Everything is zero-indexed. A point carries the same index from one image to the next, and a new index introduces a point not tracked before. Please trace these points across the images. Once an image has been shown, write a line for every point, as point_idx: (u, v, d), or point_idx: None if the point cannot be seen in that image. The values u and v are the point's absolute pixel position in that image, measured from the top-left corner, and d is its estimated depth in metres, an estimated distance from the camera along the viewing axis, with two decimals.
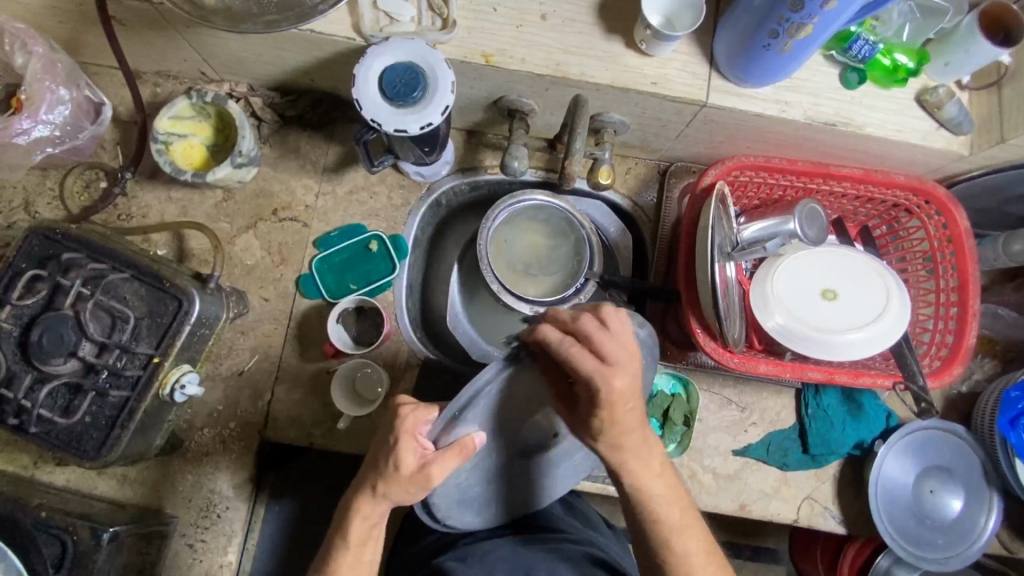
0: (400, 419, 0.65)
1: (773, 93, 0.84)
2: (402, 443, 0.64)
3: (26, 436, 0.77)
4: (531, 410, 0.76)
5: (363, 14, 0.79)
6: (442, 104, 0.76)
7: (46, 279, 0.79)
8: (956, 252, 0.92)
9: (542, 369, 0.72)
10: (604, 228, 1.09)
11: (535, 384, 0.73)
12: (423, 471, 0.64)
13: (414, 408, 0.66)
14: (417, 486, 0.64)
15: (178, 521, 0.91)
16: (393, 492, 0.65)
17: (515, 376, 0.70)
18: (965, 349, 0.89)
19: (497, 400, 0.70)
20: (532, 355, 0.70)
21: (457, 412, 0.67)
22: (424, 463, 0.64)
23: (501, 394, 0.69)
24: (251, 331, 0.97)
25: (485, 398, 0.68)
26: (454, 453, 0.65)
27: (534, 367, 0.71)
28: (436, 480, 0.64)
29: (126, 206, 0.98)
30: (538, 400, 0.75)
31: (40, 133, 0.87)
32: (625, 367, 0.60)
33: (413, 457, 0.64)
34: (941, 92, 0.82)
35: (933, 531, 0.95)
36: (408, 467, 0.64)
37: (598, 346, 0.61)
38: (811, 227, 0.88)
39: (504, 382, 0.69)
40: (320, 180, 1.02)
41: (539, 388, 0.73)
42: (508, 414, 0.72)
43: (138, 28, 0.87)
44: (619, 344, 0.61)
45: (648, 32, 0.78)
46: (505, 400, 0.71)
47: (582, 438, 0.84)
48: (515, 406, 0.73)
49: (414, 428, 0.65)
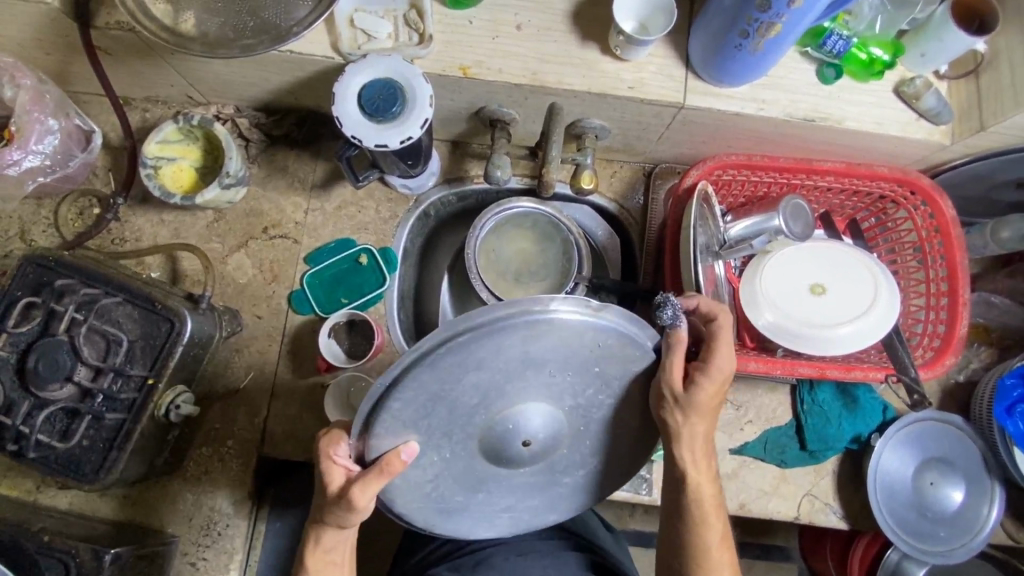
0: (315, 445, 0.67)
1: (751, 91, 0.84)
2: (319, 467, 0.66)
3: (25, 461, 0.79)
4: (481, 413, 0.63)
5: (341, 34, 0.81)
6: (422, 118, 0.77)
7: (41, 306, 0.80)
8: (944, 241, 0.91)
9: (468, 375, 0.60)
10: (592, 232, 1.10)
11: (467, 391, 0.61)
12: (344, 494, 0.64)
13: (329, 432, 0.67)
14: (343, 508, 0.65)
15: (180, 540, 0.92)
16: (327, 515, 0.68)
17: (447, 368, 0.58)
18: (956, 338, 0.88)
19: (425, 394, 0.60)
20: (465, 345, 0.57)
21: (365, 426, 0.62)
22: (345, 487, 0.65)
23: (431, 389, 0.60)
24: (246, 349, 0.98)
25: (403, 390, 0.59)
26: (375, 476, 0.62)
27: (447, 374, 0.59)
28: (358, 503, 0.63)
29: (119, 231, 1.00)
30: (480, 406, 0.63)
31: (30, 163, 0.89)
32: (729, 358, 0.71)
33: (336, 479, 0.65)
34: (918, 83, 0.83)
35: (935, 523, 0.95)
36: (332, 490, 0.66)
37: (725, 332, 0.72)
38: (797, 223, 0.89)
39: (411, 392, 0.60)
40: (309, 197, 1.03)
41: (473, 391, 0.61)
42: (453, 410, 0.63)
43: (124, 56, 0.88)
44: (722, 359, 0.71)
45: (621, 37, 0.79)
46: (439, 395, 0.61)
47: (573, 444, 0.72)
48: (461, 403, 0.62)
49: (332, 451, 0.66)
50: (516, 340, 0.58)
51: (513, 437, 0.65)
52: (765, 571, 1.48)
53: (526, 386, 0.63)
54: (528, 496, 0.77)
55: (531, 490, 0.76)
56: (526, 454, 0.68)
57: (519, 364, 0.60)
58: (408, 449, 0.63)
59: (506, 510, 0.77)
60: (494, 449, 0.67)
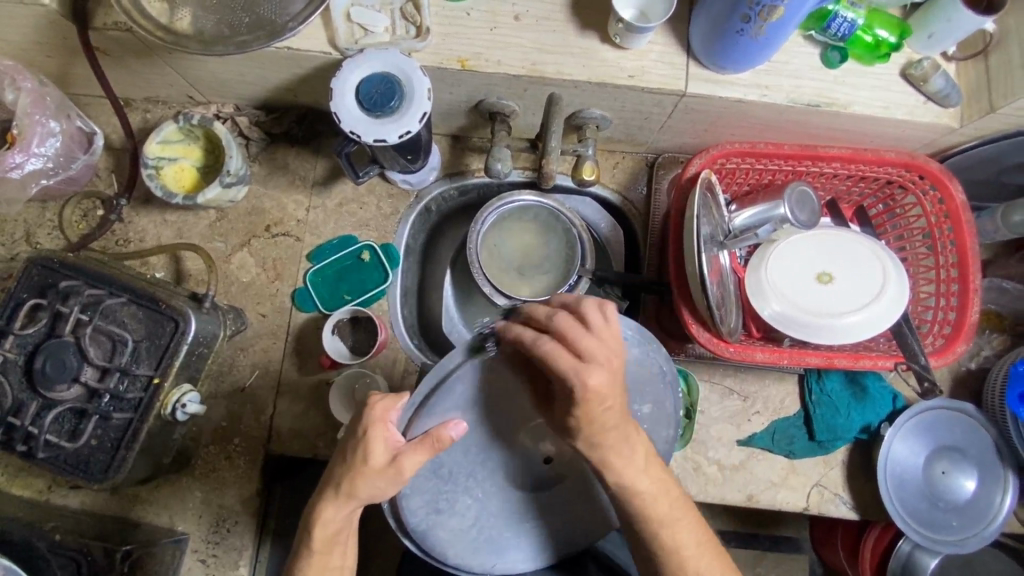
0: (369, 410, 0.65)
1: (753, 77, 0.83)
2: (370, 434, 0.64)
3: (35, 461, 0.79)
4: (508, 426, 0.71)
5: (337, 28, 0.80)
6: (420, 111, 0.77)
7: (47, 308, 0.81)
8: (954, 226, 0.90)
9: (496, 384, 0.69)
10: (596, 224, 1.08)
11: (495, 400, 0.69)
12: (392, 462, 0.63)
13: (383, 397, 0.66)
14: (386, 479, 0.64)
15: (191, 538, 0.93)
16: (360, 488, 0.64)
17: (475, 380, 0.68)
18: (968, 325, 0.86)
19: (457, 409, 0.68)
20: (492, 358, 0.68)
21: (406, 427, 0.66)
22: (395, 455, 0.64)
23: (462, 404, 0.68)
24: (251, 347, 0.98)
25: (439, 403, 0.67)
26: (426, 447, 0.64)
27: (480, 381, 0.68)
28: (408, 472, 0.64)
29: (123, 231, 1.00)
30: (504, 419, 0.71)
31: (33, 166, 0.90)
32: (602, 366, 0.64)
33: (381, 448, 0.64)
34: (925, 65, 0.81)
35: (947, 513, 0.93)
36: (376, 459, 0.64)
37: (573, 342, 0.64)
38: (803, 210, 0.89)
39: (448, 397, 0.67)
40: (310, 195, 1.03)
41: (501, 401, 0.70)
42: (482, 427, 0.70)
43: (122, 56, 0.88)
44: (599, 340, 0.65)
45: (620, 25, 0.78)
46: (468, 411, 0.69)
47: (590, 465, 0.77)
48: (488, 418, 0.70)
49: (384, 416, 0.65)
50: (532, 350, 0.70)
51: (534, 452, 0.73)
52: (776, 563, 1.47)
53: (543, 402, 0.72)
54: (553, 522, 0.76)
55: (556, 519, 0.76)
56: (547, 473, 0.75)
57: (536, 378, 0.71)
58: (456, 425, 0.64)
59: (539, 547, 0.76)
60: (521, 469, 0.73)
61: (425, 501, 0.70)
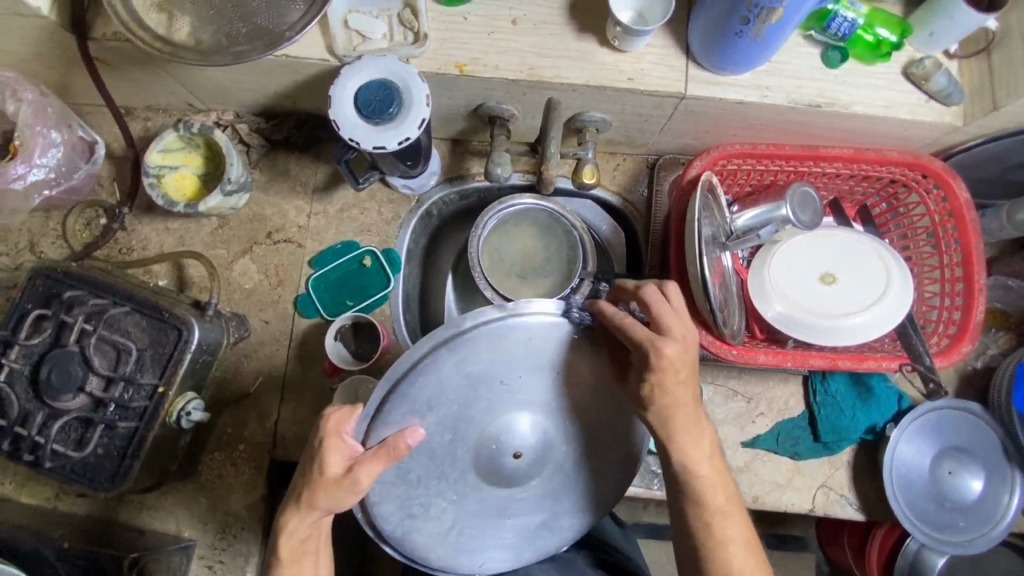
0: (323, 422, 0.64)
1: (753, 78, 0.82)
2: (325, 445, 0.63)
3: (42, 471, 0.80)
4: (472, 421, 0.67)
5: (336, 36, 0.80)
6: (419, 118, 0.77)
7: (51, 318, 0.81)
8: (958, 225, 0.89)
9: (451, 381, 0.65)
10: (597, 227, 1.09)
11: (454, 398, 0.66)
12: (348, 474, 0.63)
13: (338, 408, 0.65)
14: (345, 489, 0.63)
15: (198, 544, 0.93)
16: (319, 498, 0.64)
17: (432, 380, 0.64)
18: (973, 324, 0.86)
19: (415, 414, 0.65)
20: (445, 357, 0.64)
21: (366, 430, 0.64)
22: (350, 466, 0.63)
23: (418, 408, 0.65)
24: (254, 354, 0.99)
25: (394, 409, 0.64)
26: (382, 456, 0.62)
27: (433, 379, 0.64)
28: (365, 483, 0.63)
29: (126, 240, 1.01)
30: (467, 413, 0.67)
31: (35, 177, 0.90)
32: (677, 339, 0.66)
33: (338, 459, 0.63)
34: (926, 63, 0.80)
35: (954, 513, 0.93)
36: (333, 469, 0.63)
37: (655, 314, 0.68)
38: (805, 211, 0.88)
39: (403, 399, 0.64)
40: (311, 201, 1.03)
41: (461, 397, 0.66)
42: (444, 428, 0.67)
43: (122, 66, 0.89)
44: (677, 318, 0.68)
45: (619, 29, 0.78)
46: (426, 414, 0.65)
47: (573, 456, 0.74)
48: (449, 418, 0.66)
49: (339, 428, 0.64)
50: (490, 348, 0.65)
51: (505, 450, 0.68)
52: (782, 561, 1.47)
53: (507, 397, 0.67)
54: (532, 512, 0.76)
55: (535, 507, 0.75)
56: (522, 469, 0.70)
57: (497, 370, 0.66)
58: (412, 433, 0.63)
59: (518, 543, 0.77)
60: (494, 469, 0.70)
61: (397, 507, 0.70)
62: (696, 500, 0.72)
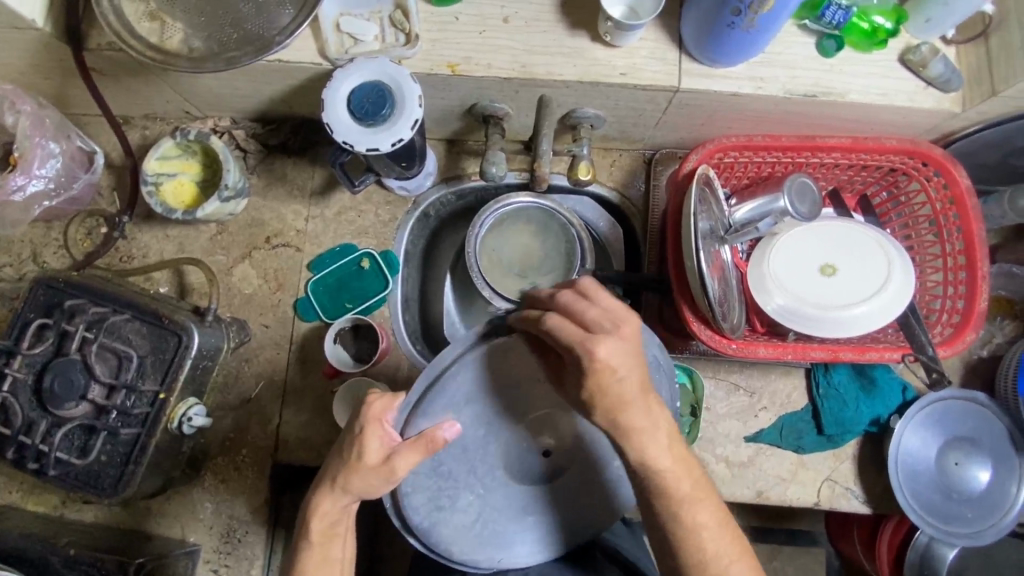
0: (366, 407, 0.65)
1: (747, 70, 0.82)
2: (366, 431, 0.64)
3: (47, 479, 0.81)
4: (507, 418, 0.72)
5: (327, 39, 0.80)
6: (411, 118, 0.77)
7: (53, 327, 0.82)
8: (959, 213, 0.87)
9: (488, 378, 0.70)
10: (594, 224, 1.08)
11: (491, 394, 0.71)
12: (386, 461, 0.63)
13: (382, 395, 0.66)
14: (379, 476, 0.64)
15: (202, 548, 0.94)
16: (354, 482, 0.64)
17: (470, 376, 0.70)
18: (977, 313, 0.84)
19: (451, 408, 0.69)
20: (485, 355, 0.70)
21: (408, 413, 0.68)
22: (388, 454, 0.64)
23: (457, 403, 0.70)
24: (256, 358, 0.99)
25: (433, 401, 0.68)
26: (419, 447, 0.64)
27: (473, 376, 0.70)
28: (400, 472, 0.64)
29: (126, 248, 1.01)
30: (502, 412, 0.72)
31: (35, 188, 0.91)
32: (607, 335, 0.62)
33: (377, 444, 0.64)
34: (923, 50, 0.80)
35: (962, 505, 0.92)
36: (370, 456, 0.64)
37: (579, 314, 0.63)
38: (804, 202, 0.86)
39: (445, 389, 0.69)
40: (309, 205, 1.03)
41: (496, 395, 0.71)
42: (478, 422, 0.71)
43: (118, 75, 0.89)
44: (605, 311, 0.63)
45: (609, 24, 0.77)
46: (463, 408, 0.70)
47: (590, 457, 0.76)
48: (485, 415, 0.71)
49: (381, 414, 0.65)
50: (525, 349, 0.72)
51: (531, 447, 0.74)
52: (791, 556, 1.46)
53: (538, 395, 0.73)
54: (559, 507, 0.75)
55: (560, 503, 0.75)
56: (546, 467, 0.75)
57: (530, 371, 0.72)
58: (449, 426, 0.65)
59: (545, 538, 0.75)
60: (523, 466, 0.74)
61: (426, 498, 0.70)
62: (668, 495, 0.66)
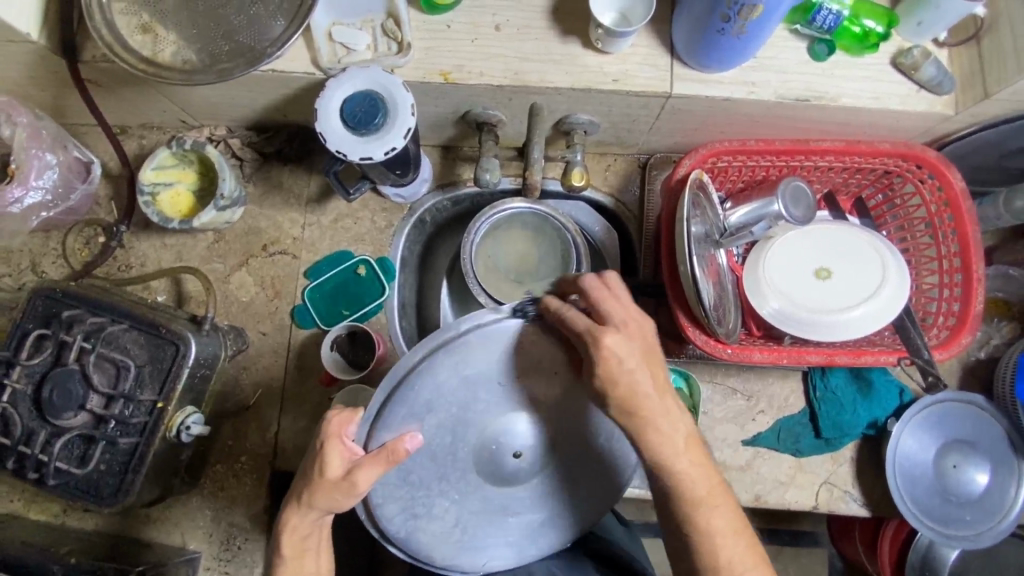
0: (325, 425, 0.65)
1: (739, 75, 0.82)
2: (326, 448, 0.64)
3: (46, 488, 0.82)
4: (475, 420, 0.69)
5: (320, 49, 0.81)
6: (405, 127, 0.77)
7: (51, 337, 0.82)
8: (954, 215, 0.87)
9: (450, 383, 0.67)
10: (589, 228, 1.07)
11: (453, 399, 0.68)
12: (347, 476, 0.63)
13: (341, 411, 0.65)
14: (342, 492, 0.64)
15: (202, 555, 0.95)
16: (319, 498, 0.64)
17: (429, 383, 0.66)
18: (973, 315, 0.84)
19: (414, 418, 0.67)
20: (442, 360, 0.66)
21: (370, 426, 0.66)
22: (350, 468, 0.64)
23: (418, 412, 0.67)
24: (253, 365, 1.00)
25: (394, 413, 0.66)
26: (380, 460, 0.63)
27: (433, 382, 0.66)
28: (362, 487, 0.63)
29: (124, 257, 1.02)
30: (469, 414, 0.69)
31: (33, 200, 0.92)
32: (623, 327, 0.64)
33: (340, 461, 0.64)
34: (915, 53, 0.79)
35: (960, 508, 0.91)
36: (333, 471, 0.64)
37: (598, 304, 0.66)
38: (798, 207, 0.85)
39: (405, 399, 0.66)
40: (305, 212, 1.04)
41: (460, 399, 0.68)
42: (445, 429, 0.69)
43: (114, 86, 0.90)
44: (623, 304, 0.66)
45: (601, 31, 0.77)
46: (425, 417, 0.67)
47: (566, 454, 0.75)
48: (449, 420, 0.68)
49: (341, 430, 0.65)
50: (486, 349, 0.67)
51: (505, 449, 0.71)
52: (793, 558, 1.46)
53: (507, 398, 0.70)
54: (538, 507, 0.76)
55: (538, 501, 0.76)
56: (522, 468, 0.73)
57: (494, 372, 0.68)
58: (410, 438, 0.64)
59: (520, 540, 0.76)
60: (494, 470, 0.72)
61: (400, 508, 0.70)
62: (687, 498, 0.67)
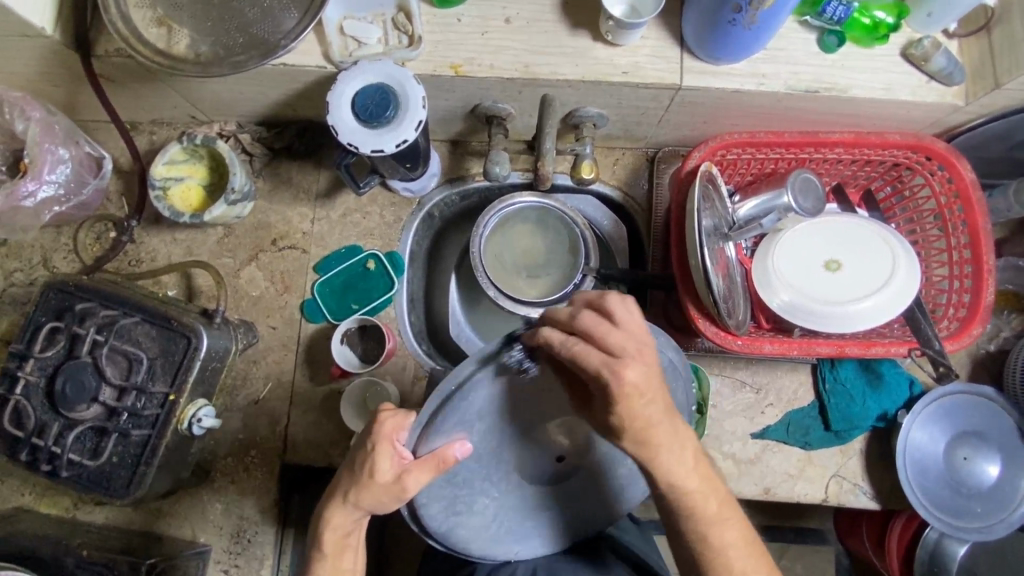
0: (378, 425, 0.64)
1: (749, 66, 0.82)
2: (378, 450, 0.63)
3: (60, 480, 0.82)
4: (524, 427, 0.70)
5: (332, 42, 0.81)
6: (416, 120, 0.77)
7: (64, 330, 0.83)
8: (964, 206, 0.87)
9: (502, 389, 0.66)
10: (598, 223, 1.08)
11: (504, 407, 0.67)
12: (399, 479, 0.62)
13: (394, 412, 0.64)
14: (392, 494, 0.63)
15: (213, 549, 0.95)
16: (366, 498, 0.64)
17: (481, 392, 0.64)
18: (984, 306, 0.84)
19: (464, 425, 0.65)
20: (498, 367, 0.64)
21: (426, 426, 0.64)
22: (401, 472, 0.63)
23: (468, 419, 0.65)
24: (263, 359, 1.00)
25: (448, 418, 0.64)
26: (430, 467, 0.62)
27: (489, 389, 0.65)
28: (412, 491, 0.63)
29: (135, 252, 1.03)
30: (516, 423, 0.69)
31: (45, 193, 0.93)
32: (634, 359, 0.59)
33: (389, 463, 0.63)
34: (926, 44, 0.79)
35: (971, 500, 0.91)
36: (382, 474, 0.63)
37: (602, 340, 0.59)
38: (808, 198, 0.86)
39: (461, 403, 0.64)
40: (315, 206, 1.04)
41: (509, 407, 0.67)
42: (490, 435, 0.68)
43: (127, 81, 0.90)
44: (626, 334, 0.60)
45: (611, 23, 0.78)
46: (475, 424, 0.66)
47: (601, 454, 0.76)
48: (496, 425, 0.68)
49: (394, 433, 0.64)
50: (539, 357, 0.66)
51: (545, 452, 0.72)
52: (800, 553, 1.45)
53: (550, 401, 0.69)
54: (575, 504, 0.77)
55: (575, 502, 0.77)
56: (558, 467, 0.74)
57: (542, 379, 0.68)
58: (461, 445, 0.63)
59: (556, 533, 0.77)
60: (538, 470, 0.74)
61: (442, 505, 0.69)
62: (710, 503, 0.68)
